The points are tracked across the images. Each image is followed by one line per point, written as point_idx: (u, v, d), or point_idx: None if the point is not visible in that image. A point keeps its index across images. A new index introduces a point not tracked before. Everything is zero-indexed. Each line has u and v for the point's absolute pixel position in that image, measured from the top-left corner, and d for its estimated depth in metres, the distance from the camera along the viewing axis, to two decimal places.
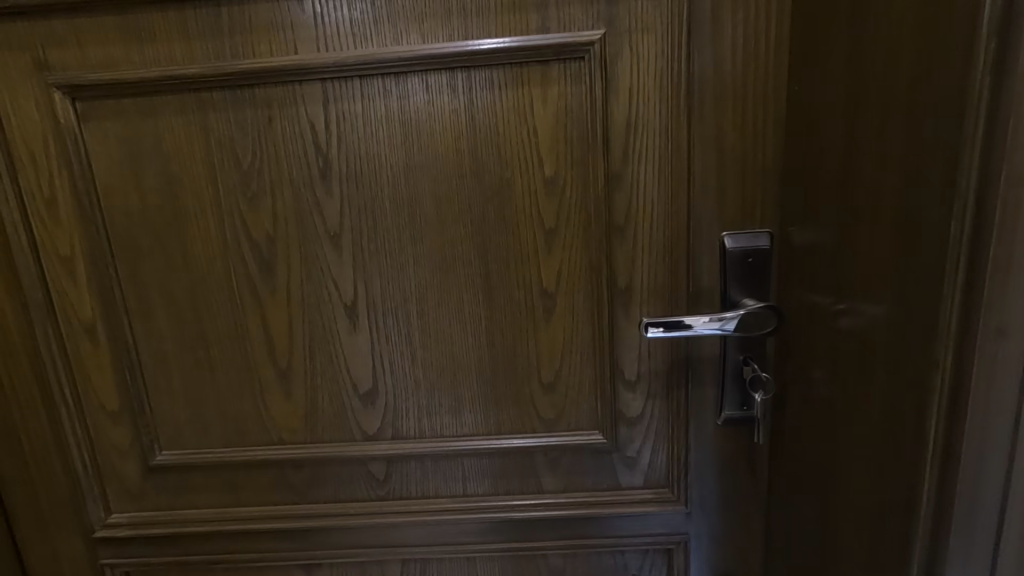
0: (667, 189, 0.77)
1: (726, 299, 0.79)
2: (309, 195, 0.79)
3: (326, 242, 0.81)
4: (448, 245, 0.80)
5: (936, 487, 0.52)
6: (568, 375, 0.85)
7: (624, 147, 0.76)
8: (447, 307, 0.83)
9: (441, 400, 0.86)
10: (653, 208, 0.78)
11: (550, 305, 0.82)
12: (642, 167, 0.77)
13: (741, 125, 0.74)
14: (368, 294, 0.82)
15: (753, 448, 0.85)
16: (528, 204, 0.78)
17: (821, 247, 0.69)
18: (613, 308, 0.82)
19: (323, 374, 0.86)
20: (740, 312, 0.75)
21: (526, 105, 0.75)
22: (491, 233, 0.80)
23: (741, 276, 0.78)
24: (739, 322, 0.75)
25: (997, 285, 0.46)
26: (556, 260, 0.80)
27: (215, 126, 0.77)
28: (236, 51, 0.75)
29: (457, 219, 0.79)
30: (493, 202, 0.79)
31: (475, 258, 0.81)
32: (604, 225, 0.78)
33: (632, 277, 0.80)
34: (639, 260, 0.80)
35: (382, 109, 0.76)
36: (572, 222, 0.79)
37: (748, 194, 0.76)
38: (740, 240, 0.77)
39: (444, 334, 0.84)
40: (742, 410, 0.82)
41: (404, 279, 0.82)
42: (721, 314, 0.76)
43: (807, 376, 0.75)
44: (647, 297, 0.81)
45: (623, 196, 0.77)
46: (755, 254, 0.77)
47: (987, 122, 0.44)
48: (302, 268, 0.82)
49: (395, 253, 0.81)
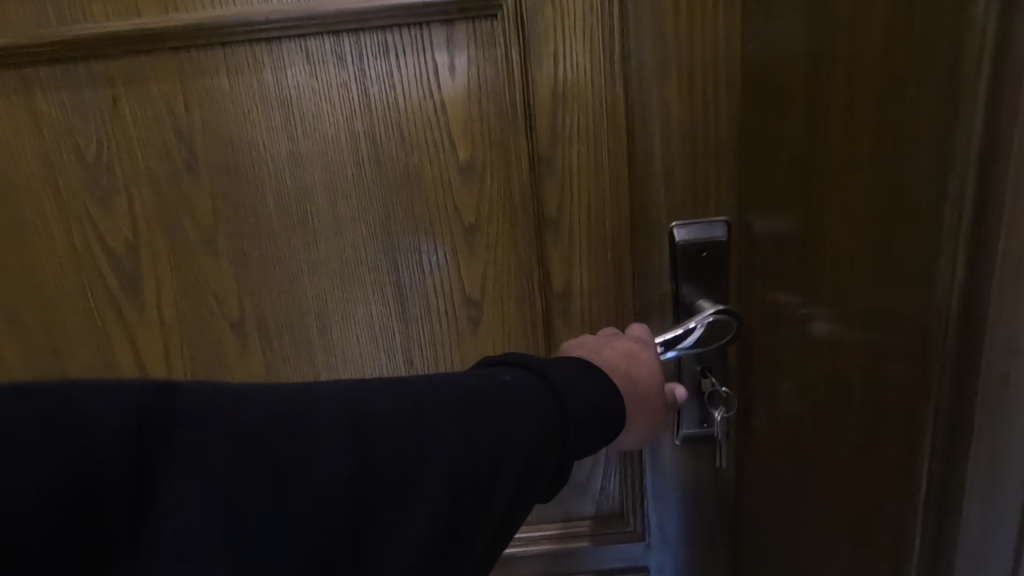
0: (604, 174, 0.64)
1: (678, 300, 0.67)
2: (173, 192, 0.65)
3: (201, 249, 0.67)
4: (348, 247, 0.67)
5: (928, 550, 0.40)
6: None
7: (551, 125, 0.63)
8: (353, 320, 0.70)
9: None
10: (589, 197, 0.65)
11: (476, 314, 0.70)
12: (574, 147, 0.64)
13: (687, 94, 0.62)
14: (258, 308, 0.69)
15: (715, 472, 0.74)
16: (441, 196, 0.65)
17: (785, 240, 0.57)
18: (550, 316, 0.69)
19: None
20: (705, 319, 0.62)
21: (430, 75, 0.62)
22: (399, 231, 0.67)
23: (694, 273, 0.66)
24: (702, 332, 0.63)
25: (1008, 291, 0.34)
26: (479, 261, 0.68)
27: (47, 112, 0.62)
28: (63, 14, 0.60)
29: (358, 216, 0.66)
30: (398, 194, 0.65)
31: (383, 262, 0.68)
32: (533, 219, 0.66)
33: (569, 279, 0.68)
34: (576, 259, 0.68)
35: (253, 84, 0.62)
36: (496, 216, 0.66)
37: (698, 176, 0.64)
38: (692, 232, 0.65)
39: (352, 353, 0.71)
40: (702, 429, 0.71)
41: (298, 289, 0.68)
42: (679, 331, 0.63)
43: (773, 389, 0.64)
44: (587, 302, 0.69)
45: (554, 183, 0.65)
46: (710, 249, 0.65)
47: (991, 69, 0.32)
48: (174, 281, 0.68)
49: (284, 259, 0.67)
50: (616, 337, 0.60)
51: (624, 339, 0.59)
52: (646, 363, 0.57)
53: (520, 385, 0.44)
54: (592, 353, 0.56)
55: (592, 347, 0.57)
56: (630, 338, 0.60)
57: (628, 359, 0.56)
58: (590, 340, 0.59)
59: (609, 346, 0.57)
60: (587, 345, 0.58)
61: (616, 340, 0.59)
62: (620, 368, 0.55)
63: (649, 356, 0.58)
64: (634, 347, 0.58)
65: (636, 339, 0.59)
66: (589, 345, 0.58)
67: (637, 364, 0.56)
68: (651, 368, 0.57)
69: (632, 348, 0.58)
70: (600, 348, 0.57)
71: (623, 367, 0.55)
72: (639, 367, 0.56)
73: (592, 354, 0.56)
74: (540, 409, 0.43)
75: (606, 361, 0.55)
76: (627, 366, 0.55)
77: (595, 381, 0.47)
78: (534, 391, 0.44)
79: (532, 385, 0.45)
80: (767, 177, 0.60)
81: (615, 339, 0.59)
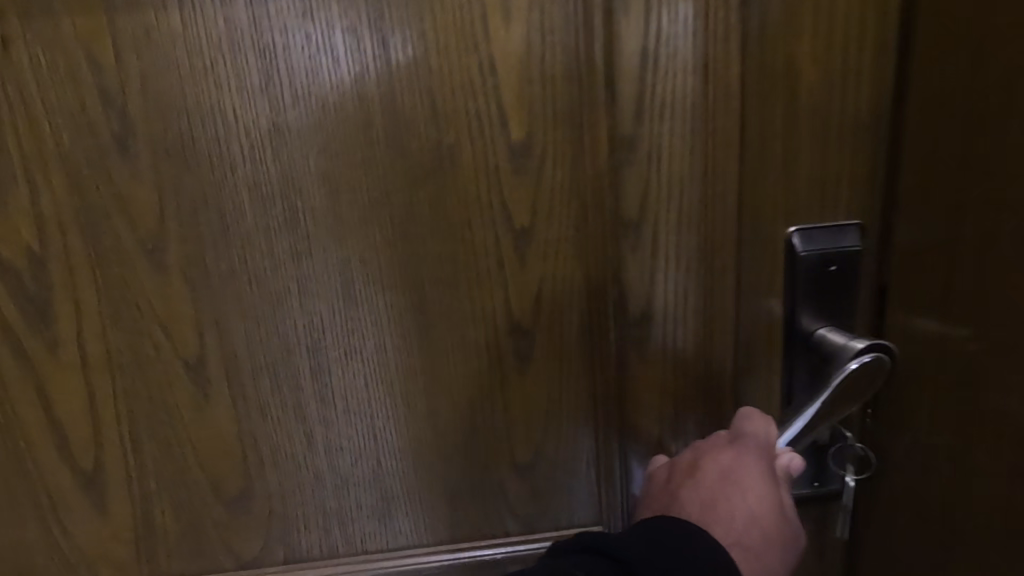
0: (707, 162, 0.48)
1: (793, 328, 0.51)
2: (96, 180, 0.44)
3: (138, 262, 0.47)
4: (355, 258, 0.49)
5: None
6: (556, 450, 0.55)
7: (638, 93, 0.46)
8: (359, 357, 0.51)
9: (360, 498, 0.55)
10: (682, 192, 0.49)
11: (526, 347, 0.52)
12: (666, 124, 0.47)
13: (827, 51, 0.45)
14: (225, 344, 0.49)
15: (822, 548, 0.57)
16: (485, 187, 0.48)
17: (1010, 264, 0.39)
18: (622, 347, 0.53)
19: (159, 476, 0.52)
20: (834, 384, 0.47)
21: (474, 15, 0.44)
22: (424, 236, 0.49)
23: (817, 293, 0.50)
24: (833, 394, 0.47)
25: None
26: (533, 276, 0.50)
27: None
28: None
29: (368, 215, 0.48)
30: (425, 186, 0.47)
31: (402, 278, 0.50)
32: (606, 221, 0.49)
33: (650, 300, 0.52)
34: (660, 274, 0.51)
35: (218, 22, 0.43)
36: (557, 218, 0.49)
37: (831, 163, 0.48)
38: (816, 240, 0.49)
39: (357, 400, 0.53)
40: (813, 489, 0.54)
41: (282, 316, 0.49)
42: (804, 414, 0.48)
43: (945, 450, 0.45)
44: (671, 329, 0.52)
45: (637, 171, 0.48)
46: (841, 264, 0.49)
47: None
48: (99, 308, 0.47)
49: (264, 276, 0.48)
50: (710, 450, 0.48)
51: (722, 456, 0.47)
52: (755, 491, 0.45)
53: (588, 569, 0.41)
54: (684, 495, 0.47)
55: (684, 481, 0.47)
56: (725, 449, 0.48)
57: (726, 493, 0.45)
58: (683, 462, 0.49)
59: (700, 478, 0.47)
60: (680, 475, 0.48)
61: (712, 461, 0.47)
62: (714, 512, 0.45)
63: (755, 478, 0.46)
64: (732, 468, 0.46)
65: (733, 453, 0.47)
66: (682, 476, 0.48)
67: (740, 498, 0.45)
68: (763, 494, 0.45)
69: (730, 470, 0.46)
70: (692, 482, 0.47)
71: (720, 509, 0.45)
72: (745, 501, 0.45)
73: (684, 496, 0.46)
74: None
75: (698, 505, 0.46)
76: (726, 506, 0.45)
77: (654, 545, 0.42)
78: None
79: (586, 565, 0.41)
80: (963, 165, 0.42)
81: (707, 460, 0.47)
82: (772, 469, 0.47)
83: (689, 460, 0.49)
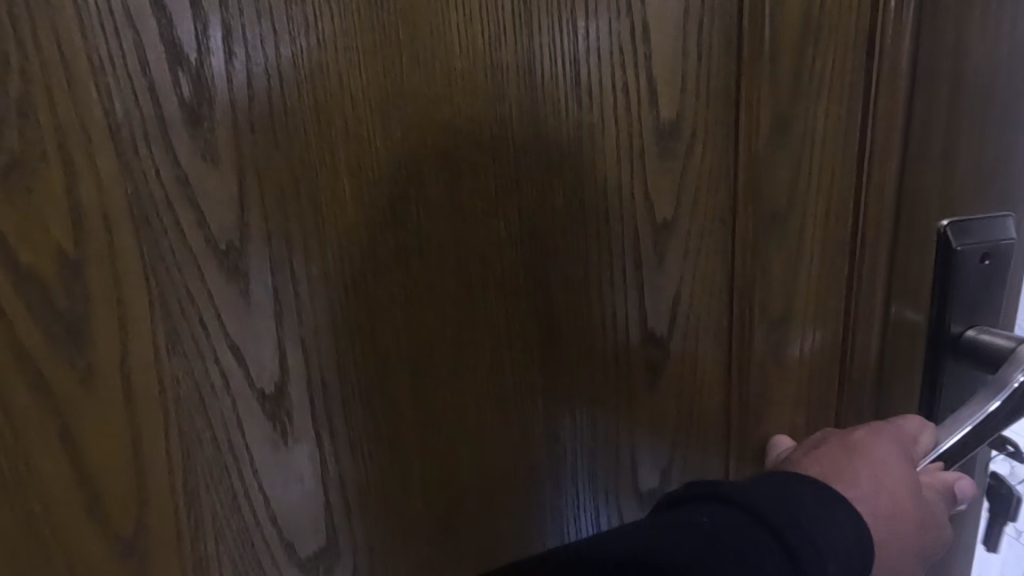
0: (866, 146, 0.43)
1: (938, 334, 0.46)
2: (159, 162, 0.34)
3: (211, 268, 0.37)
4: (472, 260, 0.41)
5: None
6: (683, 472, 0.49)
7: (798, 67, 0.41)
8: (470, 378, 0.43)
9: (463, 543, 0.47)
10: (834, 180, 0.44)
11: (658, 358, 0.46)
12: (825, 103, 0.42)
13: (1008, 24, 0.41)
14: (313, 369, 0.40)
15: (947, 564, 0.54)
16: (627, 174, 0.41)
17: None
18: (762, 355, 0.47)
19: (221, 536, 0.41)
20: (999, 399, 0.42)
21: None
22: (556, 233, 0.41)
23: (967, 293, 0.45)
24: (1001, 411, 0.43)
25: None
26: (672, 277, 0.44)
27: None
28: None
29: (494, 209, 0.40)
30: (561, 174, 0.40)
31: (527, 282, 0.42)
32: (755, 214, 0.44)
33: (793, 301, 0.46)
34: (806, 272, 0.46)
35: None
36: (701, 210, 0.43)
37: (996, 149, 0.44)
38: (970, 234, 0.44)
39: (466, 429, 0.44)
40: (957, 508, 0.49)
41: (386, 331, 0.41)
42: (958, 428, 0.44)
43: None
44: (812, 333, 0.48)
45: (791, 156, 0.43)
46: (997, 257, 0.45)
47: None
48: (153, 328, 0.37)
49: (366, 282, 0.39)
50: (841, 432, 0.46)
51: (853, 434, 0.44)
52: (888, 465, 0.41)
53: (719, 522, 0.36)
54: (805, 462, 0.43)
55: (805, 452, 0.44)
56: (857, 429, 0.45)
57: (853, 461, 0.42)
58: (806, 443, 0.46)
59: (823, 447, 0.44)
60: (802, 451, 0.45)
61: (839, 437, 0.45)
62: (837, 472, 0.41)
63: (889, 456, 0.42)
64: (864, 443, 0.43)
65: (866, 431, 0.44)
66: (805, 450, 0.45)
67: (870, 467, 0.41)
68: (899, 471, 0.41)
69: (860, 444, 0.43)
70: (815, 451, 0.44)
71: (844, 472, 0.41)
72: (873, 469, 0.41)
73: (805, 462, 0.43)
74: (711, 515, 0.37)
75: (820, 468, 0.42)
76: (852, 470, 0.41)
77: (765, 485, 0.39)
78: (735, 527, 0.36)
79: (702, 507, 0.38)
80: None
81: (834, 437, 0.45)
82: (911, 459, 0.43)
83: (816, 440, 0.46)
